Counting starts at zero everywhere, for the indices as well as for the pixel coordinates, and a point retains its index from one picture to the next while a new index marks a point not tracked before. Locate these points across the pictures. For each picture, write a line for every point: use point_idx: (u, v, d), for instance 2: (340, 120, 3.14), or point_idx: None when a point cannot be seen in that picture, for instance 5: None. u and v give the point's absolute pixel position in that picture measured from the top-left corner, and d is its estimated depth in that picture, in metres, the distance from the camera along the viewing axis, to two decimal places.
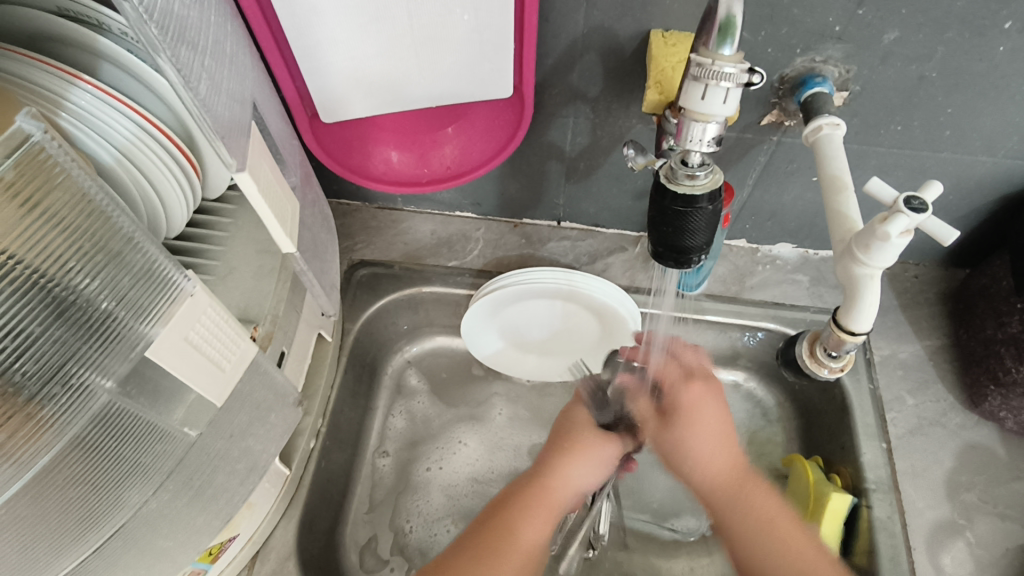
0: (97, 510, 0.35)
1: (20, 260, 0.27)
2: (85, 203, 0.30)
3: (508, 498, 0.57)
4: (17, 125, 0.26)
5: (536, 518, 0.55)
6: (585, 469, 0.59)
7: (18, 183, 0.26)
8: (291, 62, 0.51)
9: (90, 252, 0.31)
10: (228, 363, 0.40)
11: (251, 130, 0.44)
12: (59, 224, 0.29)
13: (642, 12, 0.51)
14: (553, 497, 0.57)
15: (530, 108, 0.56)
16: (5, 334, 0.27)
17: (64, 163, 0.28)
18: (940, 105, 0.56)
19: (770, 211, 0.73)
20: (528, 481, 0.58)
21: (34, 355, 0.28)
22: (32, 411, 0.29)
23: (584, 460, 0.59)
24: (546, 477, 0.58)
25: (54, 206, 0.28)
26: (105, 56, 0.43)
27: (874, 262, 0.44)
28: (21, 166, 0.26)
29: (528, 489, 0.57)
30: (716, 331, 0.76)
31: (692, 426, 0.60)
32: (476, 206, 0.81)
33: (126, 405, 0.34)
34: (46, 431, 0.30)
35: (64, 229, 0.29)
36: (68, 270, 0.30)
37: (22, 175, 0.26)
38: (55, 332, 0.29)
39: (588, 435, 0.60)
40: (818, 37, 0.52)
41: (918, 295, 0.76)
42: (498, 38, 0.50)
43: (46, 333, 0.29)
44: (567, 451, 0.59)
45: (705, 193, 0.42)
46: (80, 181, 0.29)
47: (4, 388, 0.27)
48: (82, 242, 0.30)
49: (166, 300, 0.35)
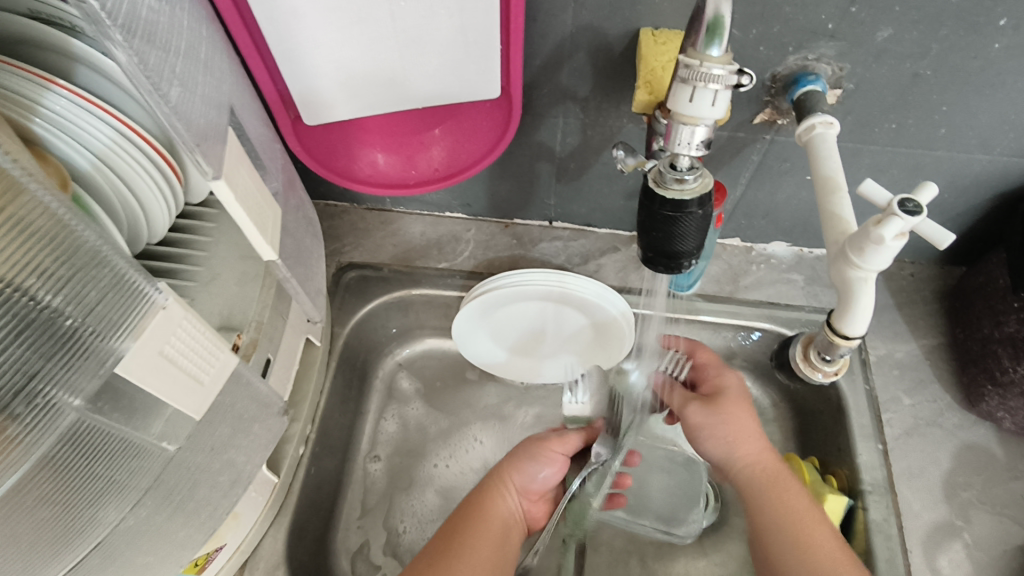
0: (70, 530, 0.34)
1: None
2: (48, 216, 0.29)
3: (460, 511, 0.60)
4: None
5: (476, 535, 0.57)
6: (528, 467, 0.62)
7: None
8: (272, 64, 0.50)
9: (54, 267, 0.29)
10: (207, 376, 0.39)
11: (228, 135, 0.43)
12: (22, 241, 0.28)
13: (632, 10, 0.50)
14: (497, 502, 0.60)
15: (518, 109, 0.55)
16: None
17: (22, 177, 0.27)
18: (935, 103, 0.55)
19: (763, 210, 0.72)
20: (477, 492, 0.61)
21: None
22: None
23: (527, 460, 0.63)
24: (491, 485, 0.61)
25: (15, 220, 0.27)
26: (79, 59, 0.41)
27: (868, 265, 0.43)
28: None
29: (478, 499, 0.60)
30: (710, 331, 0.76)
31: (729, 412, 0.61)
32: (467, 207, 0.80)
33: (97, 421, 0.33)
34: (11, 450, 0.29)
35: (25, 246, 0.28)
36: (33, 287, 0.29)
37: None
38: (19, 352, 0.28)
39: (531, 442, 0.64)
40: (810, 35, 0.51)
41: (913, 293, 0.75)
42: (484, 38, 0.49)
43: (8, 354, 0.28)
44: (511, 461, 0.63)
45: (694, 197, 0.41)
46: (41, 195, 0.28)
47: None
48: (46, 258, 0.29)
49: (138, 314, 0.34)
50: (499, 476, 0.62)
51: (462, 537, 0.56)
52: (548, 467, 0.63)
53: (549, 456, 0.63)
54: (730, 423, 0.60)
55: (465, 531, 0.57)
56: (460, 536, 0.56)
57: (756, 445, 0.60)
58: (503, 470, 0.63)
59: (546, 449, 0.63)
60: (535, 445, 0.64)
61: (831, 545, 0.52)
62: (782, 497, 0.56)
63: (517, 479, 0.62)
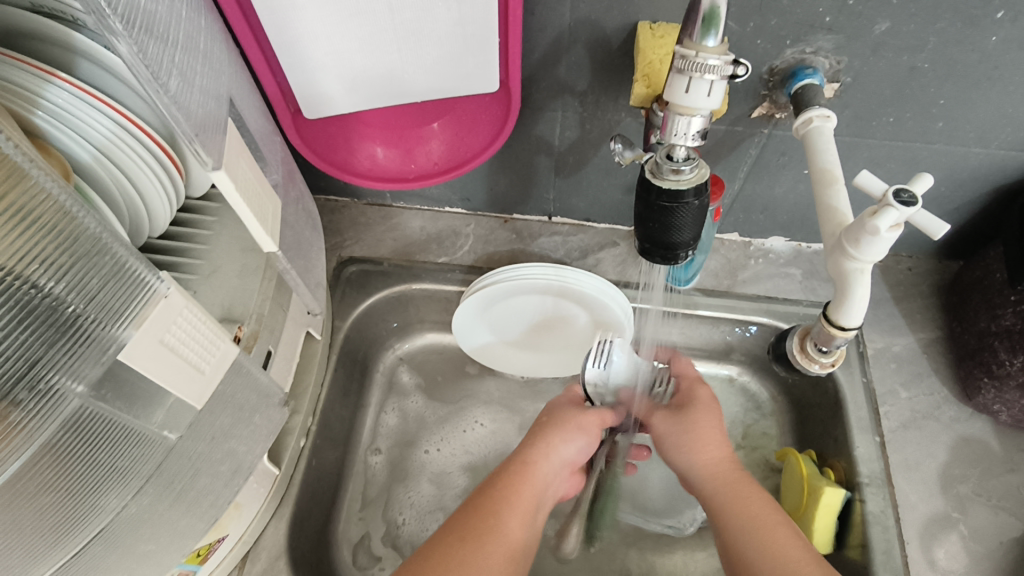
0: (72, 516, 0.34)
1: None
2: (50, 204, 0.29)
3: (489, 481, 0.56)
4: None
5: (514, 508, 0.54)
6: (562, 442, 0.60)
7: None
8: (272, 57, 0.50)
9: (56, 255, 0.30)
10: (208, 365, 0.39)
11: (228, 127, 0.43)
12: (25, 227, 0.28)
13: (630, 4, 0.51)
14: (536, 473, 0.57)
15: (516, 103, 0.55)
16: None
17: (23, 165, 0.27)
18: (932, 96, 0.55)
19: (762, 204, 0.72)
20: (512, 462, 0.58)
21: None
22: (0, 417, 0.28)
23: (564, 434, 0.61)
24: (530, 454, 0.59)
25: (17, 207, 0.27)
26: (80, 52, 0.42)
27: (864, 256, 0.43)
28: None
29: (516, 468, 0.57)
30: (708, 325, 0.76)
31: (695, 417, 0.61)
32: (466, 202, 0.80)
33: (100, 409, 0.34)
34: (15, 435, 0.29)
35: (28, 233, 0.28)
36: (33, 274, 0.29)
37: None
38: (22, 337, 0.29)
39: (566, 413, 0.63)
40: (807, 28, 0.51)
41: (911, 287, 0.75)
42: (482, 31, 0.49)
43: (12, 339, 0.28)
44: (549, 430, 0.61)
45: (691, 187, 0.41)
46: (43, 183, 0.28)
47: None
48: (48, 245, 0.29)
49: (139, 302, 0.34)
50: (538, 445, 0.60)
51: (502, 512, 0.53)
52: (582, 443, 0.62)
53: (586, 429, 0.62)
54: (695, 431, 0.60)
55: (505, 503, 0.54)
56: (500, 510, 0.53)
57: (720, 450, 0.58)
58: (543, 438, 0.60)
59: (582, 422, 0.62)
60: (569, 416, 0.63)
61: (793, 542, 0.50)
62: (744, 499, 0.54)
63: (557, 451, 0.60)
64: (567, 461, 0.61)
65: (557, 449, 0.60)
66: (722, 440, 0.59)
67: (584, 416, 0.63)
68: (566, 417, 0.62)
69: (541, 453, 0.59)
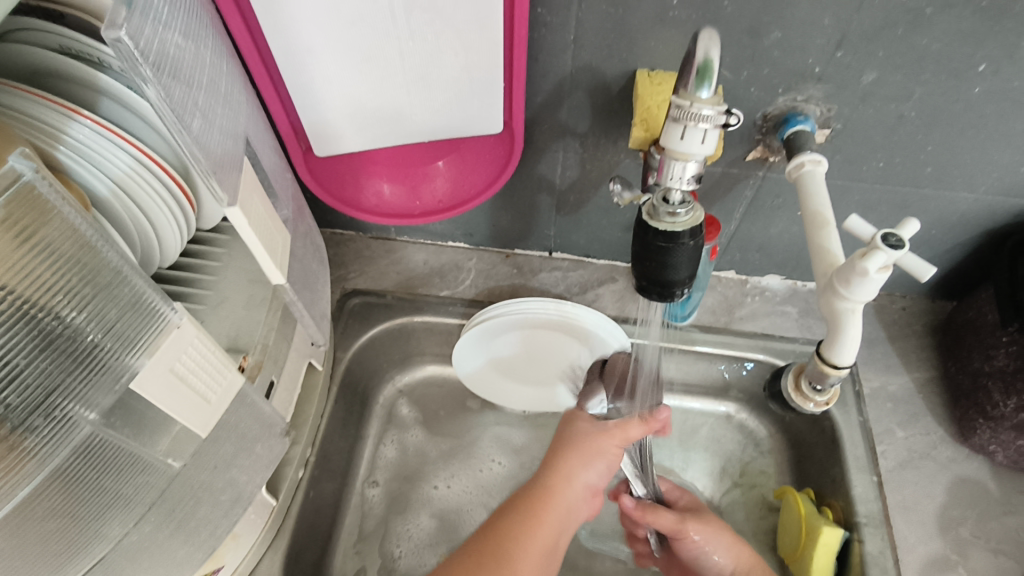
0: (73, 544, 0.35)
1: (12, 291, 0.27)
2: (75, 238, 0.30)
3: (507, 510, 0.59)
4: (11, 164, 0.26)
5: (533, 537, 0.56)
6: (582, 463, 0.61)
7: (11, 220, 0.27)
8: (286, 97, 0.52)
9: (78, 287, 0.31)
10: (214, 395, 0.40)
11: (243, 164, 0.45)
12: (52, 259, 0.29)
13: (629, 52, 0.53)
14: (554, 501, 0.59)
15: (519, 144, 0.57)
16: None
17: (54, 201, 0.29)
18: (921, 143, 0.57)
19: (757, 243, 0.74)
20: (529, 490, 0.60)
21: (19, 387, 0.29)
22: (16, 442, 0.29)
23: (581, 461, 0.61)
24: (548, 481, 0.60)
25: (43, 240, 0.29)
26: (105, 92, 0.44)
27: (855, 296, 0.44)
28: (13, 205, 0.27)
29: (535, 499, 0.59)
30: (705, 361, 0.77)
31: (704, 525, 0.64)
32: (468, 236, 0.82)
33: (110, 436, 0.34)
34: (22, 462, 0.30)
35: (53, 265, 0.30)
36: (56, 305, 0.30)
37: (14, 213, 0.27)
38: (41, 364, 0.30)
39: (582, 434, 0.63)
40: (798, 77, 0.53)
41: (906, 327, 0.77)
42: (488, 76, 0.52)
43: (33, 366, 0.29)
44: (566, 455, 0.62)
45: (686, 228, 0.42)
46: (70, 219, 0.30)
47: None
48: (71, 278, 0.31)
49: (153, 331, 0.35)
50: (555, 471, 0.61)
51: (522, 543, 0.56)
52: (601, 463, 0.62)
53: (603, 451, 0.62)
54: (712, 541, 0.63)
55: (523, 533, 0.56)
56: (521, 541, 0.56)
57: (736, 550, 0.63)
58: (563, 464, 0.61)
59: (600, 445, 0.62)
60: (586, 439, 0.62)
61: None
62: None
63: (577, 477, 0.61)
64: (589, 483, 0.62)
65: (574, 476, 0.61)
66: (741, 549, 0.63)
67: (601, 436, 0.62)
68: (581, 441, 0.62)
69: (561, 478, 0.60)
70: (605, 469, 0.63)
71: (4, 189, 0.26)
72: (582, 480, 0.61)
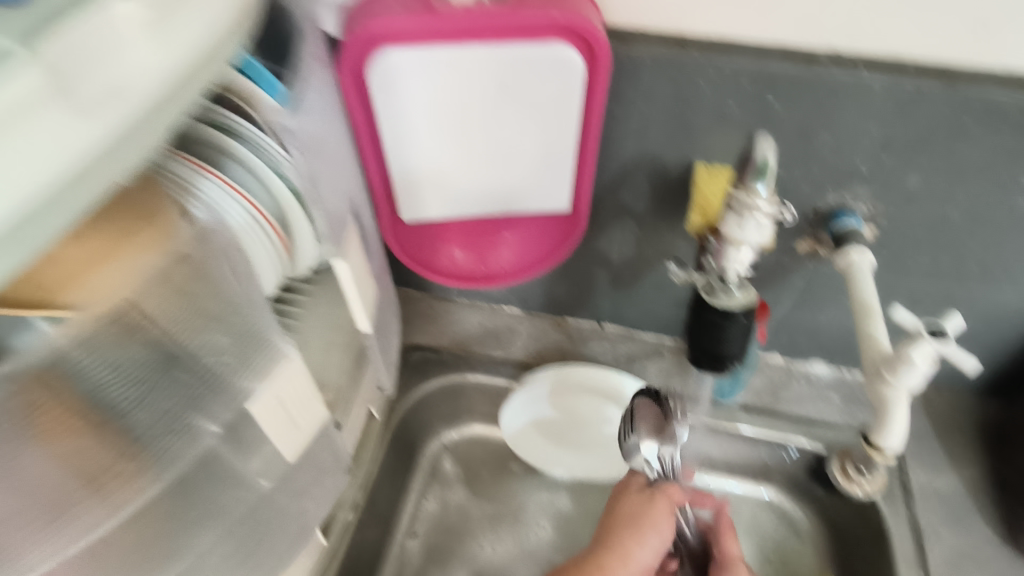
0: (167, 542, 0.43)
1: (142, 316, 0.40)
2: (229, 295, 0.43)
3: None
4: (182, 240, 0.40)
5: None
6: (639, 540, 0.61)
7: (173, 278, 0.41)
8: (383, 167, 0.59)
9: (201, 323, 0.43)
10: (304, 420, 0.49)
11: (348, 222, 0.55)
12: (178, 295, 0.41)
13: (689, 146, 0.59)
14: None
15: (584, 223, 0.64)
16: (144, 382, 0.41)
17: (199, 261, 0.41)
18: (966, 243, 0.60)
19: (804, 328, 0.76)
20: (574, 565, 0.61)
21: (144, 403, 0.40)
22: (138, 446, 0.40)
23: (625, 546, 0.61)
24: (604, 557, 0.61)
25: (178, 285, 0.41)
26: (232, 156, 0.45)
27: (901, 383, 0.46)
28: (178, 267, 0.41)
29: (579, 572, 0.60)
30: (749, 442, 0.78)
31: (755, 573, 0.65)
32: (523, 302, 0.86)
33: (224, 447, 0.44)
34: (81, 439, 0.39)
35: (183, 310, 0.42)
36: (184, 334, 0.42)
37: (176, 272, 0.41)
38: (164, 383, 0.41)
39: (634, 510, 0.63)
40: (845, 177, 0.58)
41: (957, 423, 0.76)
42: (562, 160, 0.58)
43: (161, 386, 0.41)
44: (622, 531, 0.62)
45: (741, 307, 0.46)
46: (223, 280, 0.42)
47: (127, 424, 0.40)
48: (206, 322, 0.43)
49: (266, 357, 0.45)
50: (613, 549, 0.61)
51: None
52: (646, 543, 0.61)
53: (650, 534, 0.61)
54: None
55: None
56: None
57: None
58: (618, 542, 0.61)
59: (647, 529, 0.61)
60: (635, 512, 0.62)
61: None
62: None
63: (633, 558, 0.61)
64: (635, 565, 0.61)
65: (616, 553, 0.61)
66: None
67: (651, 519, 0.61)
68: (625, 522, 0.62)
69: (617, 559, 0.61)
70: (654, 552, 0.62)
71: (161, 243, 0.37)
72: (634, 562, 0.61)
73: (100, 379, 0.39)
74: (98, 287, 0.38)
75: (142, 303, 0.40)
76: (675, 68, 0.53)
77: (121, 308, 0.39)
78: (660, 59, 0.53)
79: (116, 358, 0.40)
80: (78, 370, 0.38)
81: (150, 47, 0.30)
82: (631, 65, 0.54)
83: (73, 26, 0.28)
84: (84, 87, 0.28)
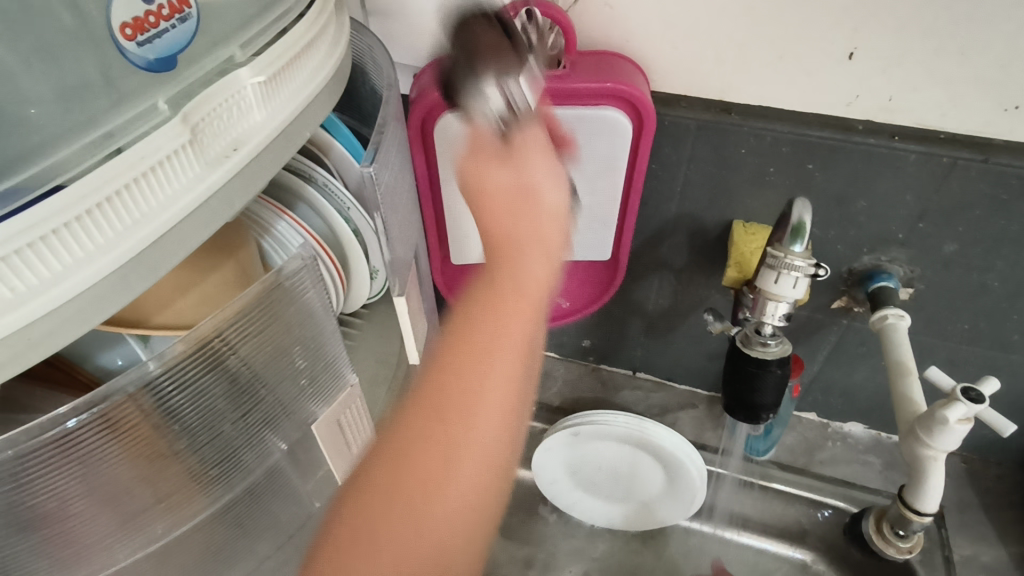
0: (228, 553, 0.45)
1: (235, 353, 0.40)
2: (309, 326, 0.44)
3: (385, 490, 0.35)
4: (275, 275, 0.39)
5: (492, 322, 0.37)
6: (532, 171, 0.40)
7: (255, 314, 0.39)
8: (439, 215, 0.64)
9: (284, 355, 0.43)
10: (356, 446, 0.51)
11: (409, 265, 0.58)
12: (258, 322, 0.40)
13: (728, 206, 0.62)
14: (508, 262, 0.39)
15: (622, 268, 0.65)
16: (238, 411, 0.41)
17: (291, 294, 0.41)
18: (1005, 310, 0.61)
19: (840, 388, 0.76)
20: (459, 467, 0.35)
21: (228, 427, 0.41)
22: (215, 471, 0.41)
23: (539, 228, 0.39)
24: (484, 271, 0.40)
25: (274, 319, 0.41)
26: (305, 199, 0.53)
27: (937, 444, 0.46)
28: (269, 303, 0.40)
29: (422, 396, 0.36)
30: (782, 500, 0.77)
31: None
32: (559, 347, 0.88)
33: (288, 469, 0.46)
34: (164, 460, 0.38)
35: (271, 342, 0.42)
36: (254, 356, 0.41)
37: (263, 310, 0.40)
38: (243, 409, 0.41)
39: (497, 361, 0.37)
40: (882, 240, 0.60)
41: (1000, 495, 0.74)
42: (605, 217, 0.62)
43: (240, 412, 0.41)
44: (497, 243, 0.40)
45: (776, 358, 0.48)
46: (308, 312, 0.43)
47: (211, 452, 0.41)
48: (288, 352, 0.43)
49: (334, 387, 0.47)
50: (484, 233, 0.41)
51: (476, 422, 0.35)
52: (551, 188, 0.40)
53: (523, 211, 0.39)
54: None
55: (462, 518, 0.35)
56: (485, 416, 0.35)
57: None
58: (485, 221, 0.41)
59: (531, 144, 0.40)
60: (537, 210, 0.39)
61: None
62: None
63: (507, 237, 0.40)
64: (533, 360, 0.39)
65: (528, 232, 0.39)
66: None
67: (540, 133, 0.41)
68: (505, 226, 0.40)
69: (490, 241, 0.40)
70: (563, 202, 0.40)
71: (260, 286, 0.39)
72: (549, 189, 0.40)
73: (180, 402, 0.38)
74: (185, 312, 0.44)
75: (224, 332, 0.38)
76: (716, 134, 0.57)
77: (210, 337, 0.37)
78: (703, 124, 0.57)
79: (189, 377, 0.37)
80: (153, 395, 0.36)
81: (261, 113, 0.36)
82: (676, 129, 0.58)
83: (210, 94, 0.33)
84: (209, 143, 0.33)
